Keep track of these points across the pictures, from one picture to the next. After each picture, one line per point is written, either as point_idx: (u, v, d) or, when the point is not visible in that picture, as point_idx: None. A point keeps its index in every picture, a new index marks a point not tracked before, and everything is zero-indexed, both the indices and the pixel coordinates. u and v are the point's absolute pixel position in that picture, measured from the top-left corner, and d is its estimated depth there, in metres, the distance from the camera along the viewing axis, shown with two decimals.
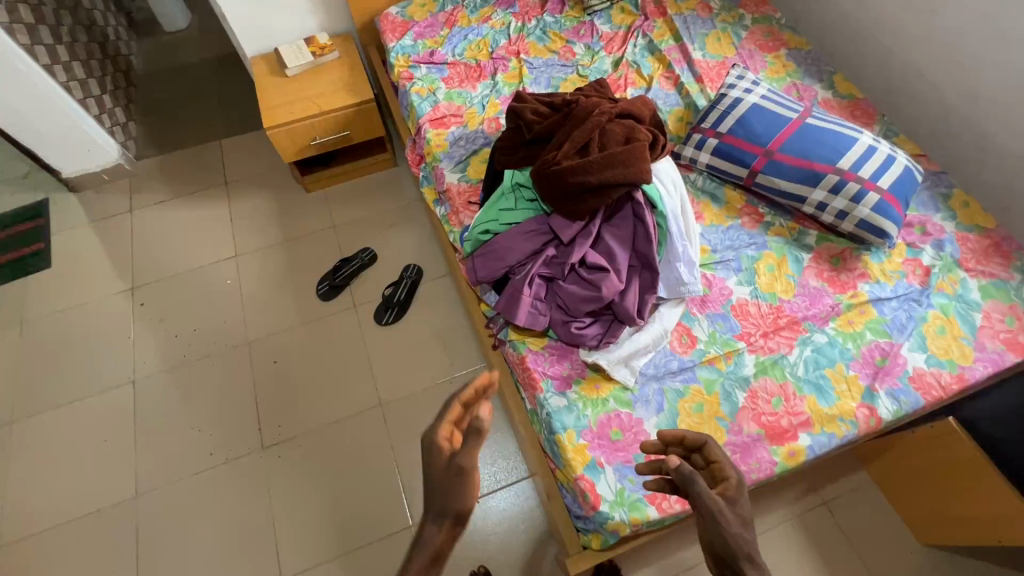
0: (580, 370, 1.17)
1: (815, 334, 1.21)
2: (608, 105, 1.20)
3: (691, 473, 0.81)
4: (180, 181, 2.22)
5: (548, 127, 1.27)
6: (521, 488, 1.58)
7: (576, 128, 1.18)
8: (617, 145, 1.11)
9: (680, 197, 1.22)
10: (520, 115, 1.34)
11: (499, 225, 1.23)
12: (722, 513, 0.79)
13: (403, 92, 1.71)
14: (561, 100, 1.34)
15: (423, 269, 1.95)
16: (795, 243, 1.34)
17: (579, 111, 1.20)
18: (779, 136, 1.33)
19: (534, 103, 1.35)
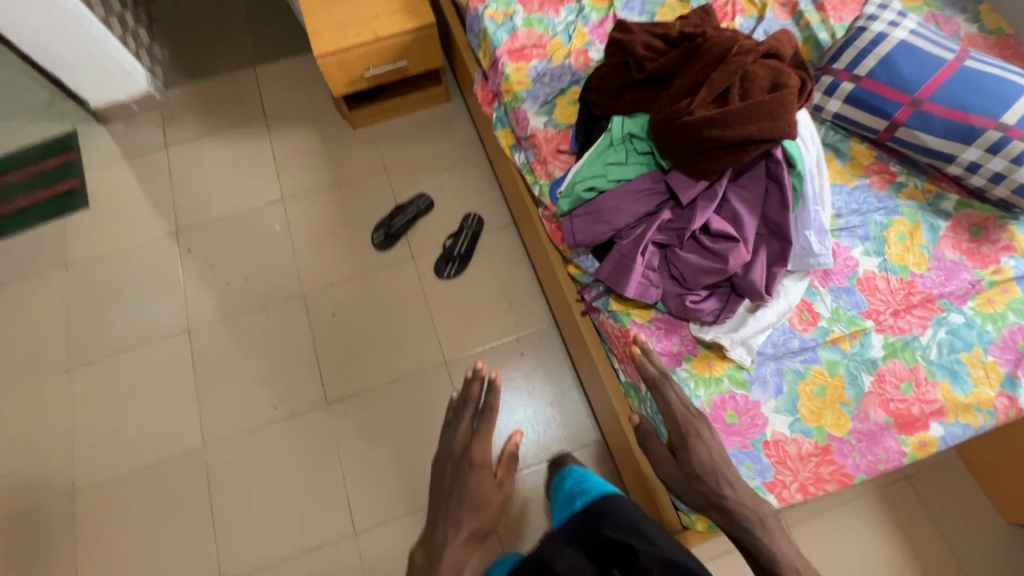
0: (691, 347, 1.08)
1: (952, 314, 1.09)
2: (746, 41, 1.01)
3: (643, 430, 1.06)
4: (216, 114, 2.05)
5: (666, 66, 1.10)
6: (596, 452, 1.54)
7: (706, 69, 1.00)
8: (760, 94, 0.94)
9: (815, 153, 1.06)
10: (628, 50, 1.15)
11: (606, 182, 1.08)
12: (663, 465, 1.03)
13: (472, 16, 1.50)
14: (679, 31, 1.14)
15: (484, 219, 1.82)
16: (930, 208, 1.19)
17: (710, 47, 1.02)
18: (931, 82, 1.14)
19: (645, 34, 1.16)
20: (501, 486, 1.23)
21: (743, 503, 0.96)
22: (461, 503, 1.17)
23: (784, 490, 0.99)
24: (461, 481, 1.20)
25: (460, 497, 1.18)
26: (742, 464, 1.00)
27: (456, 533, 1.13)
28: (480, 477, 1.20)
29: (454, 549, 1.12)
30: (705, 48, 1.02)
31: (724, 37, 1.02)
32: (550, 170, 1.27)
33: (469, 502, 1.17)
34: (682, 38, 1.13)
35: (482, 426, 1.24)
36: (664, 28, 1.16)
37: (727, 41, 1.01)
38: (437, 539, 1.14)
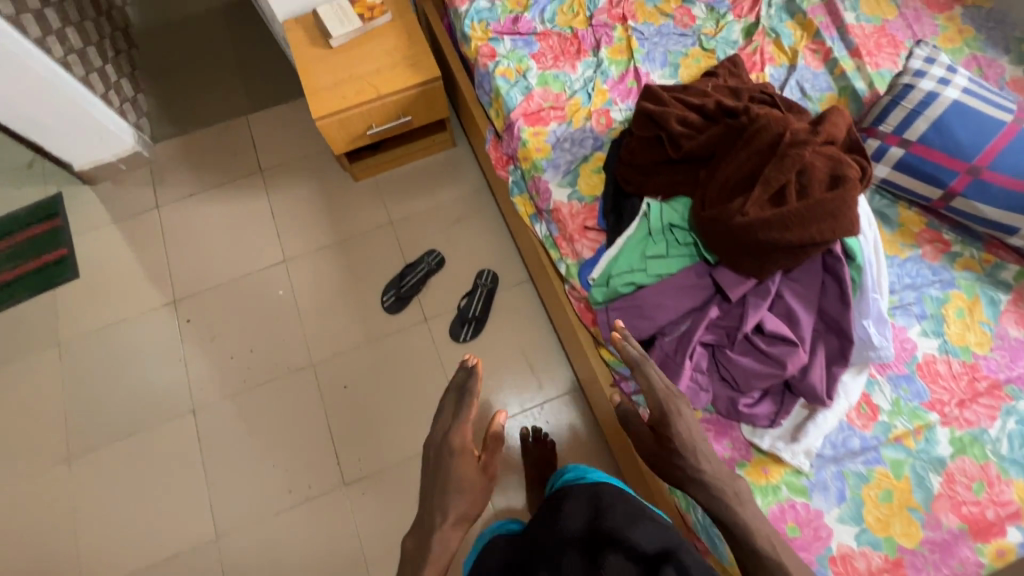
0: (744, 451, 0.99)
1: (1022, 402, 1.02)
2: (798, 125, 0.92)
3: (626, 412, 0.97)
4: (209, 169, 1.94)
5: (706, 146, 1.01)
6: None
7: (755, 155, 0.91)
8: (820, 189, 0.85)
9: (871, 237, 0.98)
10: (661, 124, 1.06)
11: (646, 277, 1.00)
12: (643, 447, 0.94)
13: (482, 73, 1.39)
14: (717, 104, 1.05)
15: (500, 275, 1.73)
16: (989, 280, 1.11)
17: (758, 131, 0.92)
18: (989, 148, 1.05)
19: (678, 108, 1.07)
20: (485, 468, 1.05)
21: (720, 478, 0.89)
22: (441, 492, 1.01)
23: None
24: (441, 469, 1.04)
25: (442, 485, 1.02)
26: None
27: (439, 521, 0.99)
28: (462, 463, 1.04)
29: (438, 537, 0.97)
30: (752, 131, 0.93)
31: (773, 120, 0.93)
32: (578, 249, 1.18)
33: (447, 487, 1.01)
34: (721, 112, 1.03)
35: (465, 413, 1.10)
36: (700, 100, 1.07)
37: (777, 124, 0.91)
38: (421, 534, 1.00)
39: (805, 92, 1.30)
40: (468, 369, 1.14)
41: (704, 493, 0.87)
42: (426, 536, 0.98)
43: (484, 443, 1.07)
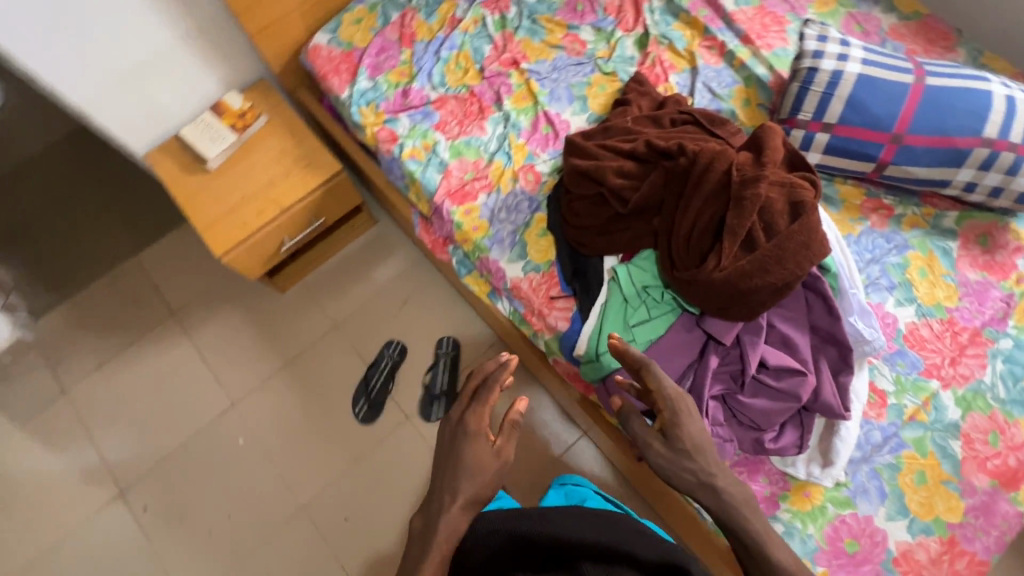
0: (781, 482, 0.97)
1: (1001, 341, 1.06)
2: (736, 157, 0.89)
3: (628, 412, 0.86)
4: (110, 330, 1.70)
5: (651, 195, 0.96)
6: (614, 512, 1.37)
7: (707, 203, 0.88)
8: (783, 222, 0.83)
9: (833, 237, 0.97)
10: (599, 184, 1.01)
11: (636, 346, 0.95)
12: (651, 446, 0.84)
13: (388, 159, 1.28)
14: (645, 146, 1.00)
15: (460, 339, 1.63)
16: (935, 232, 1.14)
17: (702, 175, 0.89)
18: (903, 114, 1.07)
19: (609, 161, 1.02)
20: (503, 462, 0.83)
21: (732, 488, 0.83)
22: (451, 485, 0.80)
23: None
24: (448, 457, 0.84)
25: (449, 470, 0.82)
26: None
27: (446, 502, 0.79)
28: (473, 453, 0.82)
29: (446, 523, 0.77)
30: (696, 177, 0.89)
31: (711, 159, 0.89)
32: (554, 322, 1.10)
33: (459, 483, 0.80)
34: (653, 155, 0.99)
35: (482, 392, 0.89)
36: (627, 146, 1.02)
37: (718, 164, 0.88)
38: (425, 519, 0.79)
39: (714, 92, 1.28)
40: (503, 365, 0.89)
41: (713, 491, 0.81)
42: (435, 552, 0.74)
43: (500, 426, 0.87)
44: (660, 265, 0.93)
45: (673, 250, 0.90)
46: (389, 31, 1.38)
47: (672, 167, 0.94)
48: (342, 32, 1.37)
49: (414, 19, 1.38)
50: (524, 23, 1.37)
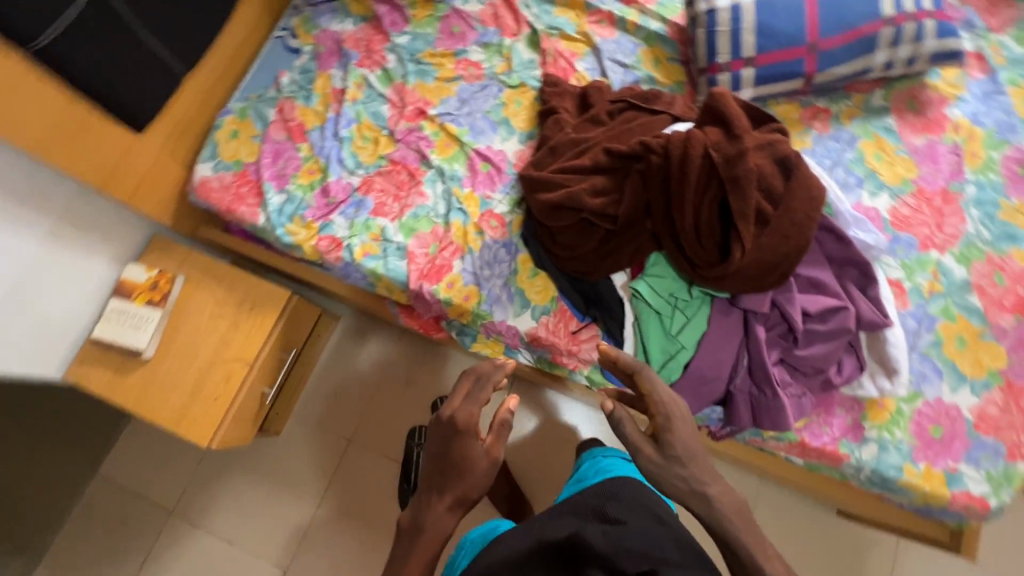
0: (856, 406, 1.01)
1: (966, 190, 1.14)
2: (705, 135, 0.86)
3: (621, 414, 0.83)
4: (111, 563, 1.49)
5: (637, 203, 0.92)
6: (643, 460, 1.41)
7: (700, 192, 0.85)
8: (779, 183, 0.83)
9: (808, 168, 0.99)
10: (580, 210, 0.96)
11: (686, 350, 0.94)
12: (640, 451, 0.81)
13: (341, 267, 1.16)
14: (606, 154, 0.95)
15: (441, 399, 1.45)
16: (871, 115, 1.20)
17: (683, 166, 0.86)
18: (809, 22, 1.11)
19: (577, 184, 0.96)
20: (489, 463, 0.82)
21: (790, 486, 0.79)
22: (442, 475, 0.82)
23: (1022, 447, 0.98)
24: (439, 455, 0.84)
25: (447, 470, 0.83)
26: (981, 461, 0.98)
27: (433, 501, 0.81)
28: (459, 446, 0.83)
29: (432, 519, 0.80)
30: (677, 171, 0.86)
31: (683, 147, 0.86)
32: (588, 354, 1.06)
33: (449, 477, 0.82)
34: (617, 161, 0.95)
35: (480, 389, 0.88)
36: (587, 161, 0.97)
37: (692, 148, 0.85)
38: (413, 513, 0.82)
39: (625, 63, 1.25)
40: (499, 363, 0.91)
41: (703, 500, 0.78)
42: (423, 544, 0.79)
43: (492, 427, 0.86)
44: (678, 267, 0.91)
45: (686, 249, 0.88)
46: (273, 133, 1.23)
47: (645, 168, 0.91)
48: (224, 154, 1.22)
49: (294, 109, 1.25)
50: (410, 67, 1.27)
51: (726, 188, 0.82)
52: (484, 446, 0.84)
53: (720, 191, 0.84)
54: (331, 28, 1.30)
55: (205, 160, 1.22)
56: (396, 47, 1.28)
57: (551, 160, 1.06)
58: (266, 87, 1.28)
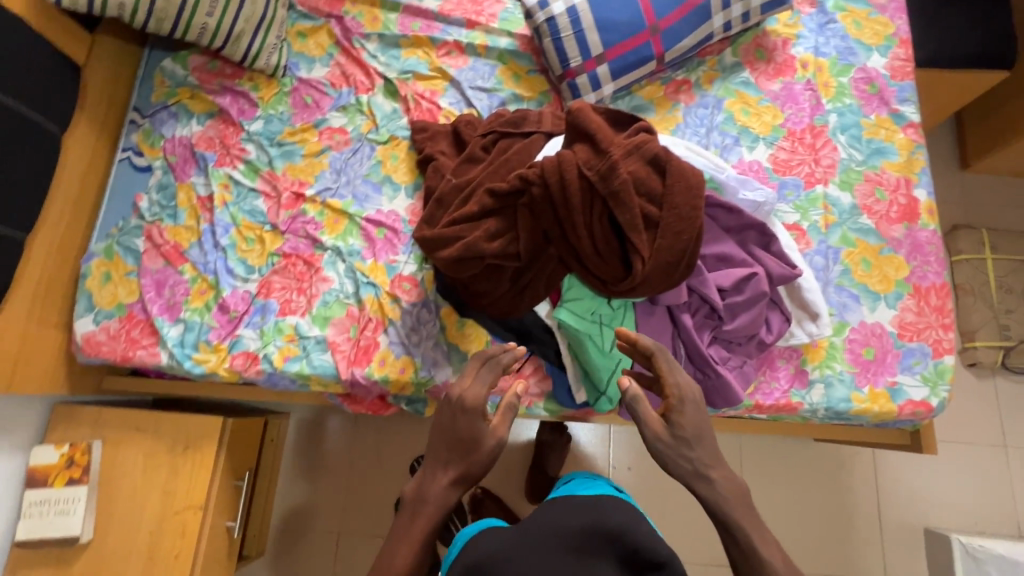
0: (794, 353, 1.05)
1: (830, 120, 1.20)
2: (575, 155, 0.86)
3: (638, 393, 0.81)
4: None
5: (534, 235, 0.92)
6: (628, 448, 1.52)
7: (588, 213, 0.85)
8: (657, 183, 0.84)
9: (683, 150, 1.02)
10: (482, 257, 0.94)
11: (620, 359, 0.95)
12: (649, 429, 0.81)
13: (265, 379, 1.09)
14: (490, 195, 0.94)
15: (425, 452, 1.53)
16: (728, 74, 1.24)
17: (563, 192, 0.85)
18: (643, 7, 1.13)
19: (472, 232, 0.94)
20: (495, 441, 0.86)
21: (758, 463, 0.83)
22: (449, 451, 0.86)
23: (944, 342, 1.06)
24: (445, 431, 0.87)
25: (452, 445, 0.86)
26: (914, 366, 1.04)
27: (438, 474, 0.85)
28: (466, 424, 0.85)
29: (435, 493, 0.84)
30: (560, 198, 0.85)
31: (558, 173, 0.85)
32: (538, 387, 1.03)
33: (455, 452, 0.86)
34: (503, 199, 0.93)
35: (494, 368, 0.88)
36: (474, 207, 0.95)
37: (567, 173, 0.84)
38: (418, 482, 0.86)
39: (487, 88, 1.24)
40: (510, 348, 0.89)
41: None
42: (425, 514, 0.83)
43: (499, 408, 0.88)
44: (592, 285, 0.91)
45: (594, 268, 0.89)
46: (149, 262, 1.14)
47: (530, 201, 0.90)
48: (101, 301, 1.11)
49: (163, 231, 1.16)
50: (273, 152, 1.20)
51: (610, 204, 0.83)
52: (491, 425, 0.87)
53: (605, 207, 0.84)
54: (177, 135, 1.22)
55: (82, 315, 1.10)
56: (252, 135, 1.21)
57: (441, 212, 1.03)
58: (125, 216, 1.17)
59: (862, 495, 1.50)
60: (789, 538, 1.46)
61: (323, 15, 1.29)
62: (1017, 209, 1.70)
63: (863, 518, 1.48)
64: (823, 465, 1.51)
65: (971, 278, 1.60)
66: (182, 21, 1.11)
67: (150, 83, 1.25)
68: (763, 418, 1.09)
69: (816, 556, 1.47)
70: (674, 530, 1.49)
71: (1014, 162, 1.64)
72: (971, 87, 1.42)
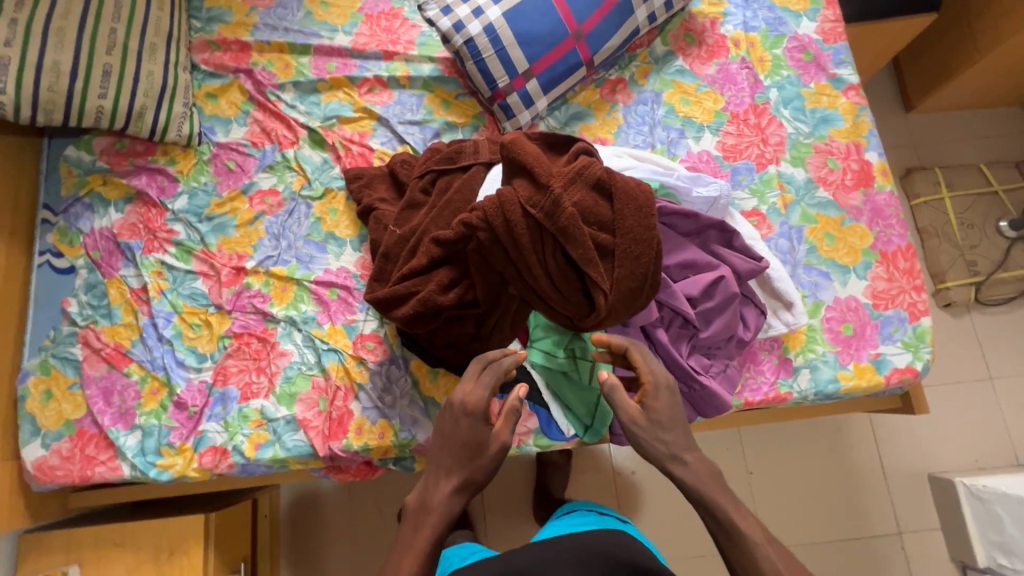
0: (774, 343, 1.02)
1: (771, 96, 1.17)
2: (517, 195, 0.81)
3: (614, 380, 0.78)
4: None
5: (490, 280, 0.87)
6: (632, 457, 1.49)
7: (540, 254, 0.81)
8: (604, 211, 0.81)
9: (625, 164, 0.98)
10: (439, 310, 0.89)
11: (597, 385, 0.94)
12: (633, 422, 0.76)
13: (239, 471, 1.02)
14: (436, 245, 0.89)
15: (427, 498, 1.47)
16: (661, 65, 1.20)
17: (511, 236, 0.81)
18: (562, 13, 1.08)
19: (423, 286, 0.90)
20: (500, 446, 0.78)
21: None
22: (451, 458, 0.79)
23: (919, 304, 1.05)
24: (448, 439, 0.79)
25: (453, 453, 0.79)
26: (894, 334, 1.03)
27: (440, 483, 0.78)
28: (469, 428, 0.78)
29: (438, 502, 0.77)
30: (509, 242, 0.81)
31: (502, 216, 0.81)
32: (524, 426, 0.96)
33: (457, 457, 0.78)
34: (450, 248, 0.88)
35: (491, 370, 0.81)
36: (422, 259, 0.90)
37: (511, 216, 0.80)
38: (419, 492, 0.79)
39: (417, 120, 1.18)
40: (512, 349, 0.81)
41: None
42: (427, 524, 0.75)
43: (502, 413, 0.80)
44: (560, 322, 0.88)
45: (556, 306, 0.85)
46: (91, 370, 1.06)
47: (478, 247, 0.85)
48: (47, 422, 1.03)
49: (100, 334, 1.07)
50: (204, 228, 1.13)
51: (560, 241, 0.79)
52: (495, 430, 0.79)
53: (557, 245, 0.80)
54: (96, 227, 1.13)
55: (29, 441, 1.02)
56: (177, 214, 1.13)
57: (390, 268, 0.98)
58: (56, 325, 1.08)
59: (863, 455, 1.50)
60: (799, 512, 1.46)
61: (230, 71, 1.21)
62: (966, 142, 1.71)
63: (868, 477, 1.49)
64: (820, 433, 1.51)
65: (934, 220, 1.61)
66: (74, 107, 1.02)
67: (57, 175, 1.16)
68: (754, 411, 1.08)
69: (830, 522, 1.47)
70: (688, 525, 1.47)
71: (955, 97, 1.64)
72: (903, 33, 1.40)
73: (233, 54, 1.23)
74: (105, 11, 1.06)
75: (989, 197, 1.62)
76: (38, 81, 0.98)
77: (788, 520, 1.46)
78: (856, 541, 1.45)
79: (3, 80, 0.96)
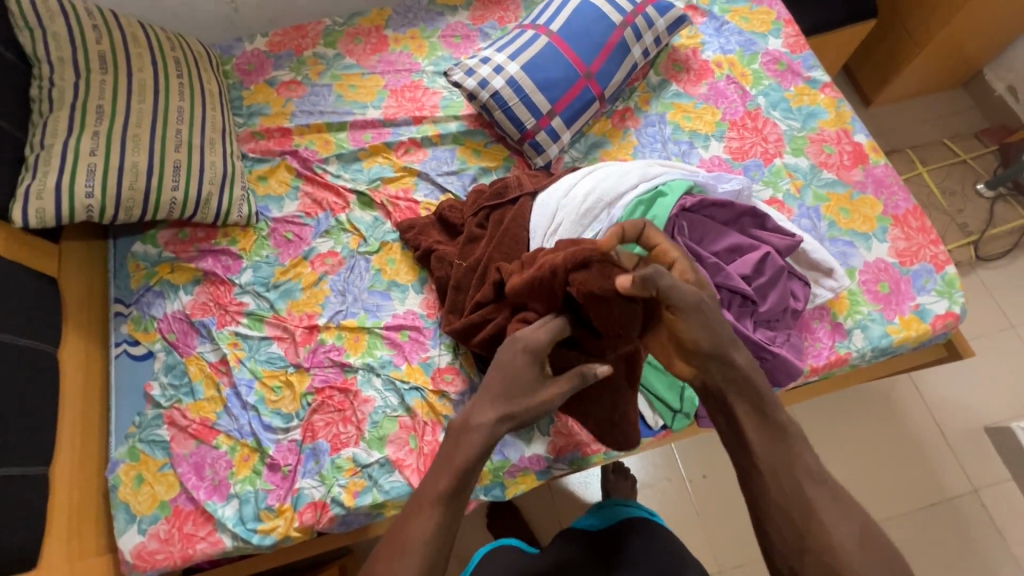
0: (822, 311, 1.11)
1: (760, 103, 1.33)
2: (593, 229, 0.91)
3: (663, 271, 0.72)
4: None
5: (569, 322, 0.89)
6: (696, 456, 1.51)
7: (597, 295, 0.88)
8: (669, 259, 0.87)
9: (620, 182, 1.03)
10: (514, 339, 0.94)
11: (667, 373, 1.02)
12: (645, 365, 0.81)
13: (340, 523, 1.03)
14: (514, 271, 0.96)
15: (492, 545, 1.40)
16: (659, 91, 1.35)
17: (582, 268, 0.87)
18: (571, 60, 1.24)
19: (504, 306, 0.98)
20: (550, 396, 0.76)
21: None
22: (502, 387, 0.76)
23: (939, 255, 1.15)
24: (508, 370, 0.76)
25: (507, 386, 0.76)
26: (926, 285, 1.12)
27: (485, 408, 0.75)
28: (527, 364, 0.77)
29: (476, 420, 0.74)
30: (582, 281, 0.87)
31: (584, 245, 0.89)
32: None
33: (507, 389, 0.76)
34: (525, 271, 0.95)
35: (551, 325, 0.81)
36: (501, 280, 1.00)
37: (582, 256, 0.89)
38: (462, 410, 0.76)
39: (454, 170, 1.29)
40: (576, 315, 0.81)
41: None
42: None
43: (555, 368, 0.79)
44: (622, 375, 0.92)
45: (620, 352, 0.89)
46: (179, 448, 1.07)
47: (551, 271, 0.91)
48: (142, 507, 1.03)
49: (185, 412, 1.10)
50: (272, 295, 1.19)
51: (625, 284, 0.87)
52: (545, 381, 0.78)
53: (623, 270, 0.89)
54: (169, 311, 1.18)
55: (125, 529, 1.01)
56: (245, 287, 1.20)
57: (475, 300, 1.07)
58: (140, 410, 1.11)
59: (918, 421, 1.55)
60: (872, 487, 1.48)
61: (277, 154, 1.32)
62: (925, 123, 1.90)
63: (928, 441, 1.53)
64: (871, 406, 1.56)
65: (919, 193, 1.76)
66: (150, 201, 1.12)
67: (124, 271, 1.22)
68: (819, 379, 1.14)
69: (907, 491, 1.48)
70: None
71: (906, 88, 1.86)
72: (852, 39, 1.61)
73: (277, 140, 1.34)
74: (170, 115, 1.18)
75: (960, 166, 1.79)
76: (119, 182, 1.09)
77: (864, 497, 1.47)
78: (935, 507, 1.46)
79: (91, 186, 1.06)
